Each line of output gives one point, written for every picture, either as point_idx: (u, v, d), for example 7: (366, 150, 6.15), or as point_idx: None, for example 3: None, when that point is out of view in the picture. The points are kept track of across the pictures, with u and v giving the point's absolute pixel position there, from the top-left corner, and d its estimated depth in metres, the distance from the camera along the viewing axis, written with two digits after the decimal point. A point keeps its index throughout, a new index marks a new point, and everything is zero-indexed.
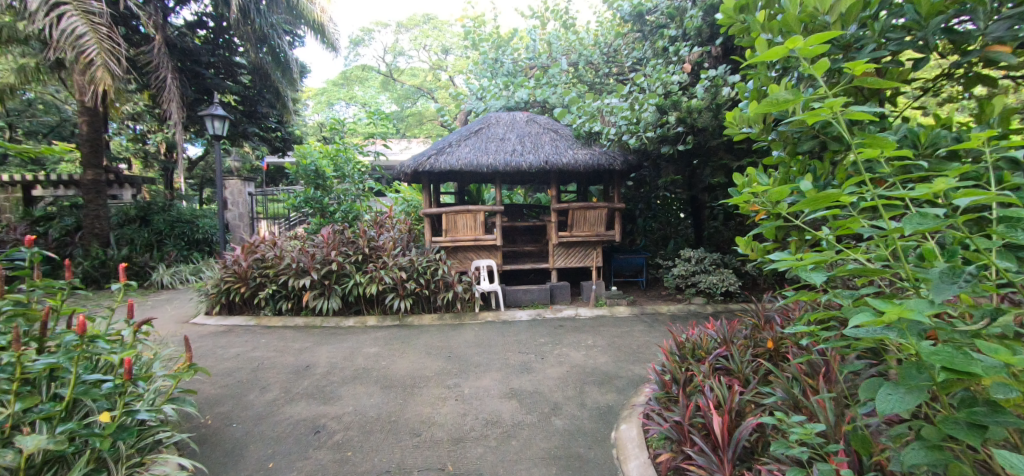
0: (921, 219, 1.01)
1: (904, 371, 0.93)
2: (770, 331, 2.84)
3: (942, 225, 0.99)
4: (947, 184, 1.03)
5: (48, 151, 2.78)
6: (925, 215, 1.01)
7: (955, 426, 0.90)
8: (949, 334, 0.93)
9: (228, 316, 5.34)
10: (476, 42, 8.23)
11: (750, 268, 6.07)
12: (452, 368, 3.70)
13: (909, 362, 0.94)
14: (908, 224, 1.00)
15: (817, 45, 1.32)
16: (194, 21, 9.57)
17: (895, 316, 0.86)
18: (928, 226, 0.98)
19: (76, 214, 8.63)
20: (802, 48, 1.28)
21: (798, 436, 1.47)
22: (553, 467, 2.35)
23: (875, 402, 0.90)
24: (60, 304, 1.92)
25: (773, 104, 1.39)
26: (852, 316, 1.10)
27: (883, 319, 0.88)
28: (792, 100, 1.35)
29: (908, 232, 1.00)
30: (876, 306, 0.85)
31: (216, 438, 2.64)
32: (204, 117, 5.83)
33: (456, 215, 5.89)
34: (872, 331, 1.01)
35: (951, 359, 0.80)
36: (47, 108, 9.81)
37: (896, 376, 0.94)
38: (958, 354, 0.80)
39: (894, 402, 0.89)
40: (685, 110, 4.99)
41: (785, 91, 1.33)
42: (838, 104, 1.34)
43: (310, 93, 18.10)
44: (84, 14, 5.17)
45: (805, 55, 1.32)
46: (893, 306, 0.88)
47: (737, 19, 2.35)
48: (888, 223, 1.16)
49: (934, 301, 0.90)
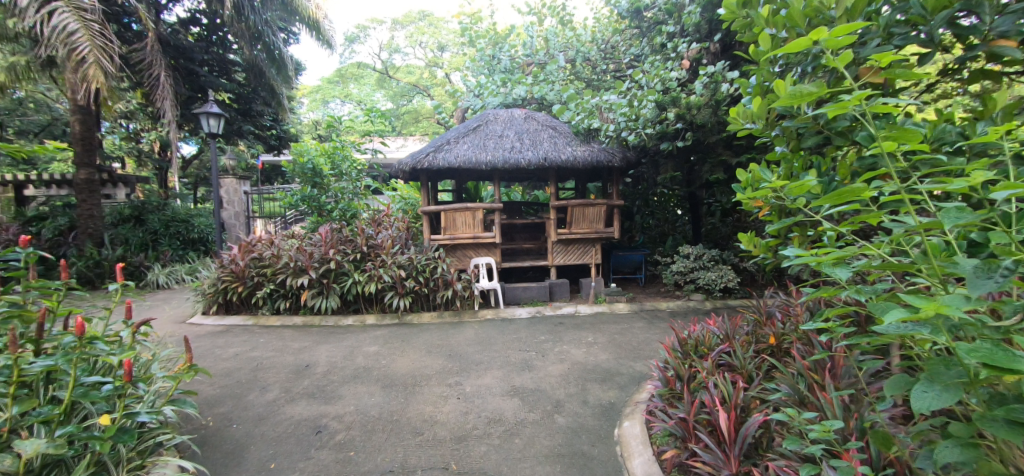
0: (959, 214, 1.02)
1: (933, 368, 0.92)
2: (772, 327, 2.83)
3: (981, 221, 1.00)
4: (985, 177, 1.01)
5: (41, 150, 2.73)
6: (964, 211, 1.02)
7: (992, 424, 0.88)
8: (981, 330, 0.91)
9: (225, 316, 5.29)
10: (473, 38, 8.26)
11: (749, 265, 6.10)
12: (453, 367, 3.68)
13: (936, 358, 0.93)
14: (947, 218, 1.01)
15: (842, 37, 1.32)
16: (187, 18, 9.52)
17: (931, 312, 0.85)
18: (969, 221, 0.99)
19: (69, 214, 8.53)
20: (828, 39, 1.29)
21: (816, 434, 1.45)
22: (557, 466, 2.33)
23: (911, 401, 0.88)
24: (57, 304, 1.89)
25: (796, 96, 1.38)
26: (878, 311, 1.08)
27: (919, 315, 0.87)
28: (816, 92, 1.34)
29: (946, 226, 1.01)
30: (914, 301, 0.84)
31: (216, 439, 2.61)
32: (199, 115, 5.74)
33: (455, 213, 5.86)
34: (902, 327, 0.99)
35: (991, 355, 0.79)
36: (38, 107, 9.78)
37: (925, 374, 0.93)
38: (999, 350, 0.79)
39: (931, 399, 0.87)
40: (684, 107, 5.01)
41: (810, 83, 1.32)
42: (864, 96, 1.34)
43: (304, 91, 18.00)
44: (75, 11, 5.09)
45: (831, 45, 1.32)
46: (929, 301, 0.87)
47: (740, 15, 2.34)
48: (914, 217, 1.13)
49: (969, 296, 0.88)
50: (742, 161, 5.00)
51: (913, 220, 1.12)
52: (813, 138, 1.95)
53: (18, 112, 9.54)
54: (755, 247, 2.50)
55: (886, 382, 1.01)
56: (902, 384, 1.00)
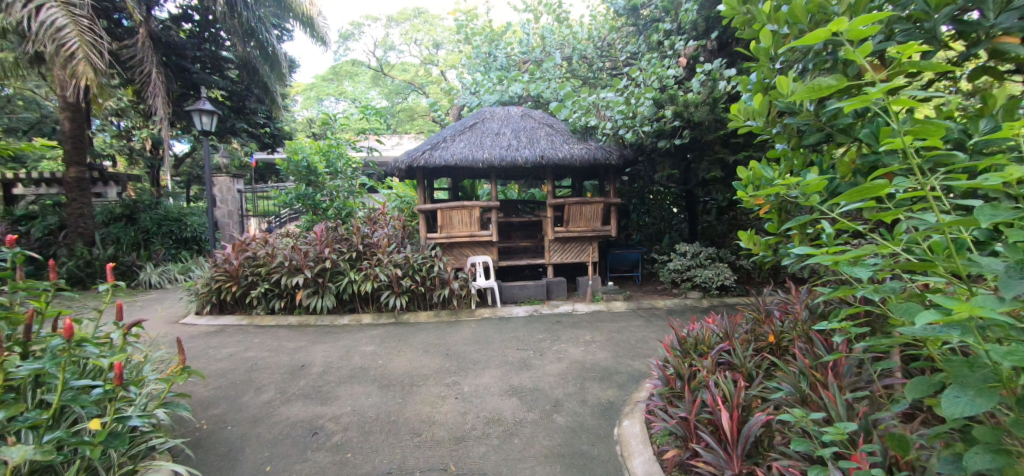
0: (992, 211, 0.97)
1: (958, 369, 0.90)
2: (770, 324, 2.82)
3: (1018, 216, 0.94)
4: (1020, 173, 0.98)
5: (28, 148, 2.66)
6: (997, 207, 0.97)
7: None
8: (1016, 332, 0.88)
9: (219, 315, 5.23)
10: (469, 36, 8.18)
11: (746, 263, 6.12)
12: (451, 366, 3.65)
13: (961, 359, 0.92)
14: (981, 215, 0.96)
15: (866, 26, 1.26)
16: (179, 15, 9.46)
17: (965, 314, 0.82)
18: (1005, 218, 0.93)
19: (59, 213, 8.41)
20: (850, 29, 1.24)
21: (831, 436, 1.41)
22: (557, 466, 2.31)
23: (941, 407, 0.87)
24: (45, 306, 1.84)
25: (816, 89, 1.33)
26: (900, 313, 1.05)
27: (952, 318, 0.84)
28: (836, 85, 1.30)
29: (982, 223, 0.95)
30: (948, 303, 0.82)
31: (211, 442, 2.57)
32: (191, 113, 5.64)
33: (451, 211, 5.83)
34: (931, 329, 0.96)
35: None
36: (27, 105, 9.65)
37: (950, 376, 0.92)
38: None
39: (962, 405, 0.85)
40: (681, 104, 4.99)
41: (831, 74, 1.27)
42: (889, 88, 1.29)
43: (298, 88, 17.87)
44: (64, 6, 4.99)
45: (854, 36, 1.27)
46: (962, 303, 0.84)
47: (740, 11, 2.32)
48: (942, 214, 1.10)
49: (1003, 298, 0.85)
50: (738, 159, 5.00)
51: (936, 218, 1.08)
52: (814, 134, 1.93)
53: (6, 110, 9.41)
54: (755, 244, 2.51)
55: (910, 386, 0.99)
56: (925, 387, 0.98)
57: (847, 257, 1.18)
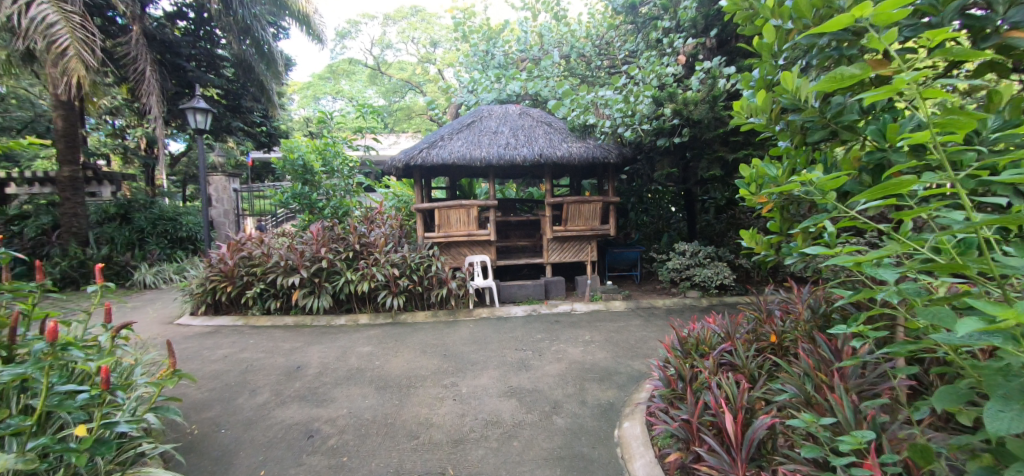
0: None
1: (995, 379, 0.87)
2: (772, 324, 2.78)
3: None
4: None
5: (17, 145, 2.60)
6: None
7: None
8: None
9: (214, 316, 5.18)
10: (466, 33, 8.05)
11: (745, 262, 6.09)
12: (449, 367, 3.61)
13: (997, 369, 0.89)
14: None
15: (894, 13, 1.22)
16: (173, 13, 9.42)
17: (1013, 321, 0.78)
18: None
19: (53, 213, 8.34)
20: (876, 14, 1.21)
21: (848, 444, 1.35)
22: (557, 469, 2.27)
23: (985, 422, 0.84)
24: (31, 308, 1.79)
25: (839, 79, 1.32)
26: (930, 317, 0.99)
27: (998, 325, 0.80)
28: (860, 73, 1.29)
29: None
30: (995, 310, 0.78)
31: (204, 446, 2.52)
32: (185, 111, 5.57)
33: (449, 210, 5.77)
34: (967, 337, 0.92)
35: None
36: (21, 103, 9.56)
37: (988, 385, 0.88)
38: None
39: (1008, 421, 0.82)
40: (681, 103, 4.95)
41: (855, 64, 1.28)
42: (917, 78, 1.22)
43: (295, 87, 17.79)
44: (55, 3, 4.92)
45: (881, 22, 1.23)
46: (1009, 310, 0.79)
47: (743, 6, 2.27)
48: (976, 213, 1.04)
49: None
50: (738, 157, 4.96)
51: (970, 217, 1.02)
52: (819, 131, 1.88)
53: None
54: (758, 243, 2.47)
55: (938, 395, 0.96)
56: (955, 396, 0.95)
57: (870, 257, 1.13)
